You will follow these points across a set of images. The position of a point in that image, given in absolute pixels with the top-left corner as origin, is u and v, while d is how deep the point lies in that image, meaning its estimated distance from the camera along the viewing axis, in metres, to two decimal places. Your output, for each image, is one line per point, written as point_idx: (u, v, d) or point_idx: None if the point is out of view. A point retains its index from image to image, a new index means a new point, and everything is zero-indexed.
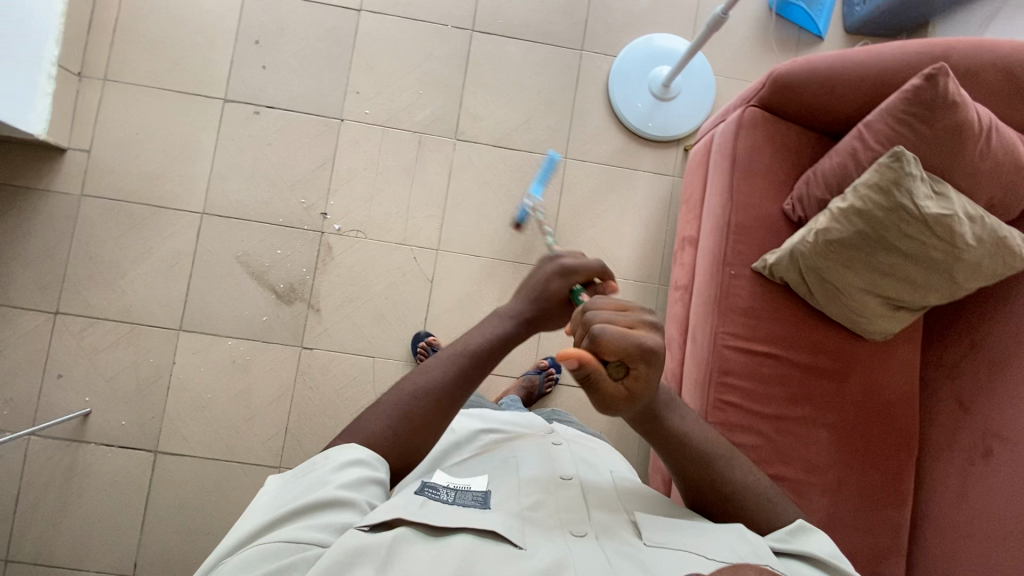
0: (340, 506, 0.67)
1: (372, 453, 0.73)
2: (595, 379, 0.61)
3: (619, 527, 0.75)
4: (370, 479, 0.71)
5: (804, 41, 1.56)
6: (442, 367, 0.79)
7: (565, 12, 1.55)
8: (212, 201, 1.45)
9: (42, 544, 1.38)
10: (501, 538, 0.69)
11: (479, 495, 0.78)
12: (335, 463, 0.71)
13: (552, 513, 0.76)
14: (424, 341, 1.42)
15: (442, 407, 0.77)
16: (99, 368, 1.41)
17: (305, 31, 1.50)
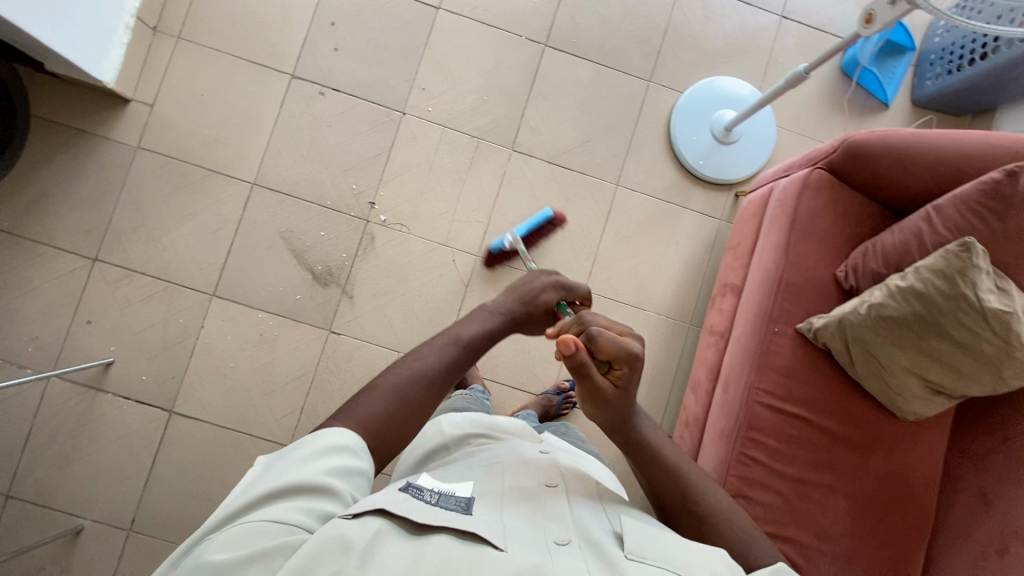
0: (330, 494, 0.63)
1: (360, 440, 0.69)
2: (583, 371, 0.73)
3: (599, 536, 0.70)
4: (357, 467, 0.67)
5: (870, 106, 1.56)
6: (439, 355, 0.80)
7: (639, 41, 1.55)
8: (264, 173, 1.46)
9: (45, 484, 1.38)
10: (482, 539, 0.64)
11: (462, 500, 0.72)
12: (320, 445, 0.67)
13: (534, 519, 0.72)
14: None
15: (436, 390, 0.79)
16: (128, 320, 1.42)
17: (381, 20, 1.50)
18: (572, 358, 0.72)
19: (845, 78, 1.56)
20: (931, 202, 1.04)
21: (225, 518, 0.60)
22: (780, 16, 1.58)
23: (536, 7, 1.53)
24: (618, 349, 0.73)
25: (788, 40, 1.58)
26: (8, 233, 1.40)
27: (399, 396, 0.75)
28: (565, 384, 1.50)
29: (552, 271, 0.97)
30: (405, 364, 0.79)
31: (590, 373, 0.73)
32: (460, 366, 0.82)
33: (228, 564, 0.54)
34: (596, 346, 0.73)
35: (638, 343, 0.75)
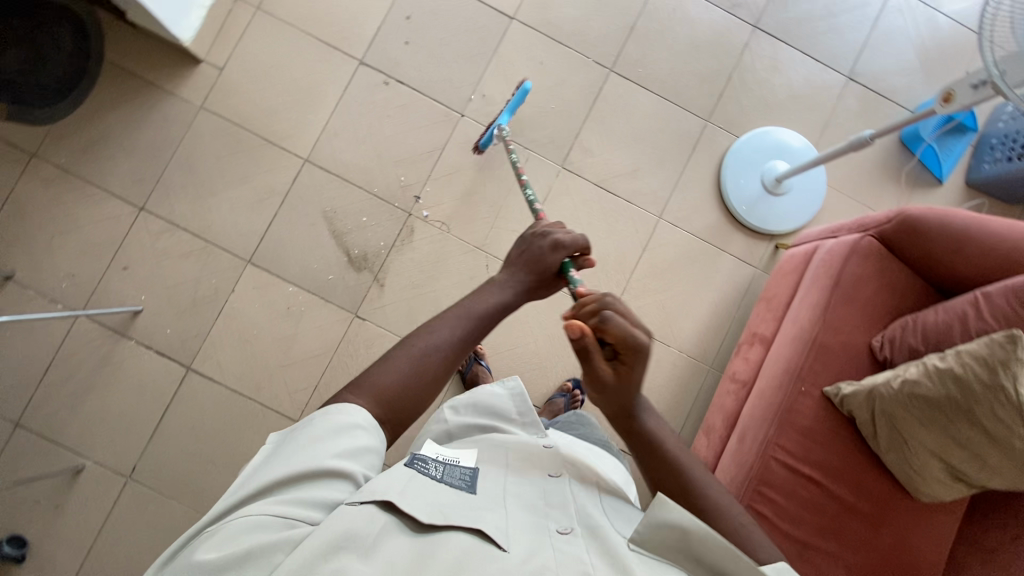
0: (335, 480, 0.61)
1: (366, 417, 0.67)
2: (587, 355, 0.76)
3: (604, 530, 0.67)
4: (366, 446, 0.65)
5: (924, 180, 1.55)
6: (449, 329, 0.79)
7: (703, 80, 1.56)
8: (318, 152, 1.48)
9: (55, 420, 1.40)
10: (488, 538, 0.61)
11: (467, 473, 0.73)
12: (326, 425, 0.65)
13: (538, 513, 0.69)
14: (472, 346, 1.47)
15: (448, 363, 0.77)
16: (162, 272, 1.44)
17: (455, 22, 1.53)
18: (577, 340, 0.75)
19: (903, 149, 1.56)
20: (979, 287, 1.04)
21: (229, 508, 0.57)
22: (847, 78, 1.58)
23: (608, 32, 1.55)
24: (627, 335, 0.75)
25: (850, 102, 1.58)
26: (62, 170, 1.44)
27: (416, 369, 0.74)
28: (569, 384, 1.48)
29: (543, 229, 0.93)
30: (420, 337, 0.77)
31: (594, 357, 0.76)
32: (465, 339, 0.80)
33: (235, 554, 0.52)
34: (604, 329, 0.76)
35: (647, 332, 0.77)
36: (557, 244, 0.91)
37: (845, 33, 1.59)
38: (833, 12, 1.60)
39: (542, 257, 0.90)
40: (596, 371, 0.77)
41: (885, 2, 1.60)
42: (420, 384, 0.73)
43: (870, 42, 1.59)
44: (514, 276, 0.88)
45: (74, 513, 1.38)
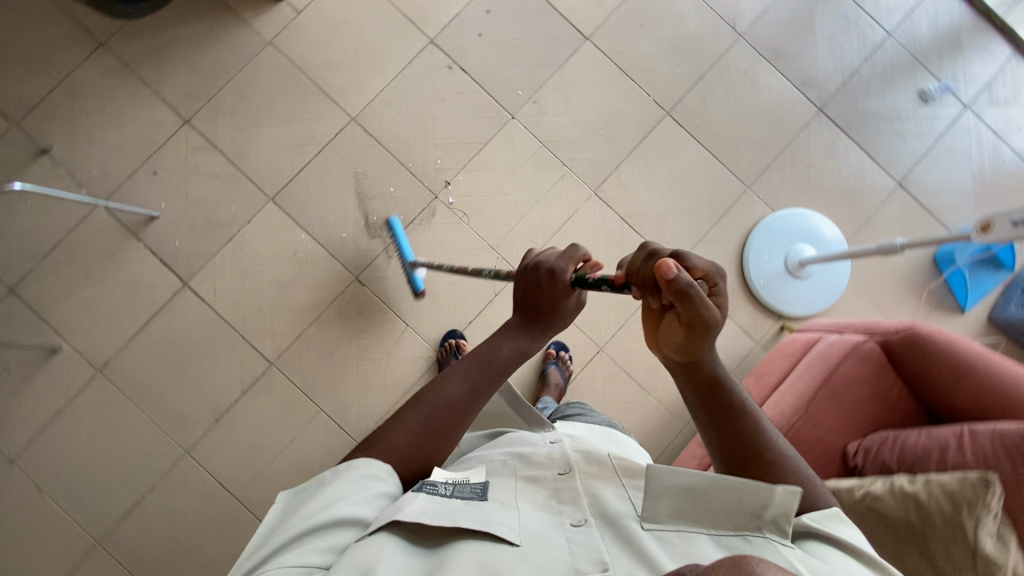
0: (345, 527, 0.62)
1: (380, 467, 0.69)
2: (694, 296, 0.62)
3: (619, 511, 0.69)
4: (379, 494, 0.66)
5: (946, 304, 1.53)
6: (459, 385, 0.78)
7: (755, 147, 1.56)
8: (367, 114, 1.51)
9: (47, 296, 1.43)
10: (498, 538, 0.63)
11: (478, 486, 0.73)
12: (338, 479, 0.67)
13: (552, 508, 0.71)
14: (453, 340, 1.44)
15: (457, 416, 0.76)
16: (188, 186, 1.47)
17: (532, 27, 1.55)
18: (678, 281, 0.61)
19: (933, 268, 1.53)
20: (969, 422, 1.01)
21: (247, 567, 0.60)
22: (897, 184, 1.57)
23: (675, 77, 1.56)
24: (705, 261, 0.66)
25: (894, 208, 1.56)
26: (124, 66, 1.48)
27: (426, 424, 0.74)
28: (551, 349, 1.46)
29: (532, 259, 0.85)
30: (435, 392, 0.77)
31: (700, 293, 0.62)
32: (485, 390, 0.79)
33: None
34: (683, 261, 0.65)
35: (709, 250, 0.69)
36: (559, 266, 0.83)
37: (908, 140, 1.58)
38: (901, 117, 1.58)
39: (550, 293, 0.82)
40: (709, 312, 0.63)
41: (955, 121, 1.59)
42: (428, 426, 0.74)
43: (930, 155, 1.58)
44: (530, 327, 0.84)
45: (38, 390, 1.41)
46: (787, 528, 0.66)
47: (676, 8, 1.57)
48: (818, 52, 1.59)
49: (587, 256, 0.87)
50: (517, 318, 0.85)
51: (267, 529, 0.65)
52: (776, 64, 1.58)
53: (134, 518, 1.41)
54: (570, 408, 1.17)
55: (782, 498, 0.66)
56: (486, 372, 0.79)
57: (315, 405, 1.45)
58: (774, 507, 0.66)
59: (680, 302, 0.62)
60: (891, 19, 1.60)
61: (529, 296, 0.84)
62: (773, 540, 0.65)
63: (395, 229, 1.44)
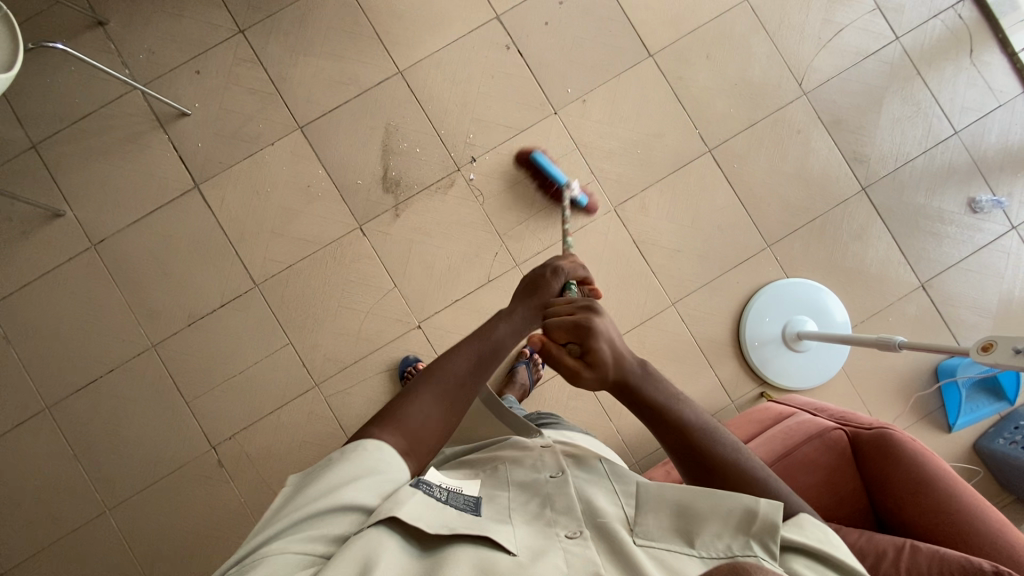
0: (342, 514, 0.60)
1: (390, 451, 0.66)
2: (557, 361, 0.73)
3: (615, 523, 0.66)
4: (387, 479, 0.64)
5: (934, 416, 1.48)
6: (463, 358, 0.78)
7: (786, 208, 1.52)
8: (414, 70, 1.50)
9: (65, 161, 1.46)
10: (497, 547, 0.61)
11: (471, 499, 0.71)
12: (344, 462, 0.63)
13: (544, 521, 0.68)
14: (412, 366, 1.42)
15: (463, 387, 0.76)
16: (225, 94, 1.48)
17: (599, 29, 1.52)
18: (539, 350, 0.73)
19: (932, 378, 1.49)
20: (913, 540, 0.97)
21: (246, 548, 0.57)
22: (919, 285, 1.51)
23: (727, 116, 1.52)
24: (574, 323, 0.74)
25: (909, 307, 1.51)
26: None
27: (433, 396, 0.73)
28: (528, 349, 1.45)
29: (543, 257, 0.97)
30: (436, 369, 0.76)
31: (558, 359, 0.74)
32: (487, 366, 0.79)
33: None
34: (555, 328, 0.75)
35: (594, 307, 0.76)
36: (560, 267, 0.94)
37: (944, 245, 1.52)
38: (944, 220, 1.53)
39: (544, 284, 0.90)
40: (576, 373, 0.73)
41: (997, 238, 1.53)
42: (436, 403, 0.73)
43: (962, 266, 1.52)
44: (526, 307, 0.87)
45: (32, 248, 1.45)
46: (775, 549, 0.62)
47: (747, 49, 1.54)
48: (878, 132, 1.54)
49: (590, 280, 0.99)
50: (514, 299, 0.89)
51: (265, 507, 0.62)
52: (833, 131, 1.53)
53: (86, 394, 1.44)
54: (545, 416, 1.14)
55: (766, 509, 0.63)
56: (487, 348, 0.80)
57: (286, 336, 1.45)
58: (759, 520, 0.63)
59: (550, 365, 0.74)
60: (963, 119, 1.55)
61: (528, 279, 0.92)
62: (762, 558, 0.61)
63: (540, 163, 1.45)
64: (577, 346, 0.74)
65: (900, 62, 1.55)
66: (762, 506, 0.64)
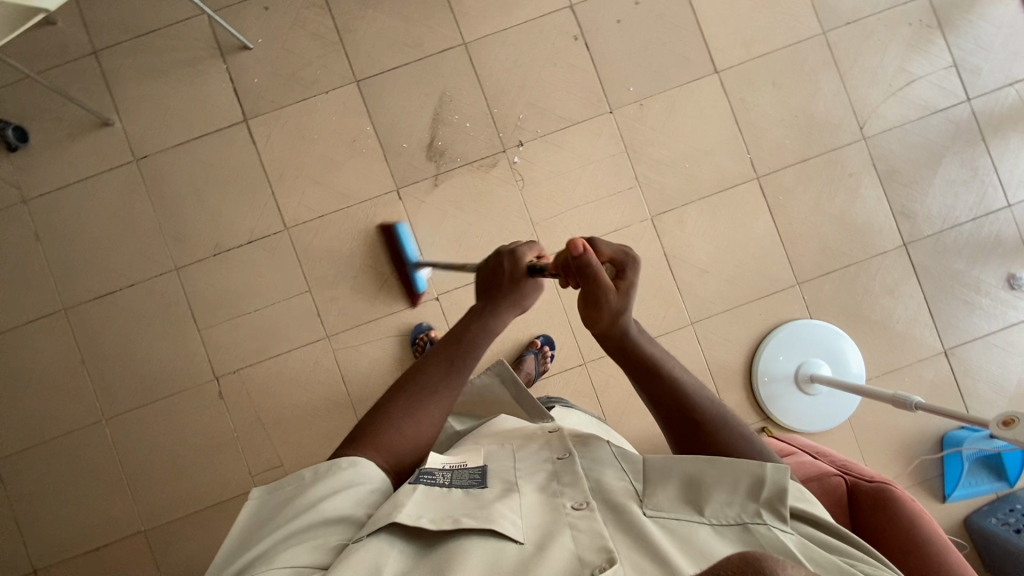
0: (329, 526, 0.61)
1: (369, 464, 0.68)
2: (598, 273, 0.72)
3: (621, 499, 0.65)
4: (368, 490, 0.66)
5: (931, 482, 1.47)
6: (438, 366, 0.79)
7: (822, 249, 1.50)
8: (479, 45, 1.50)
9: (121, 72, 1.47)
10: (503, 535, 0.60)
11: (476, 473, 0.73)
12: (319, 478, 0.65)
13: (549, 492, 0.68)
14: (425, 334, 1.43)
15: (438, 392, 0.77)
16: (288, 35, 1.48)
17: (670, 36, 1.51)
18: (583, 255, 0.71)
19: (936, 445, 1.47)
20: None
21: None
22: (942, 351, 1.49)
23: (781, 146, 1.50)
24: (619, 247, 0.75)
25: (927, 371, 1.49)
26: None
27: (408, 405, 0.75)
28: (539, 341, 1.46)
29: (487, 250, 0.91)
30: (410, 380, 0.78)
31: (599, 275, 0.72)
32: (461, 369, 0.80)
33: None
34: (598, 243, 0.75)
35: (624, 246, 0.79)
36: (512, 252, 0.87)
37: (975, 315, 1.50)
38: (981, 292, 1.50)
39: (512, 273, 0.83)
40: (605, 289, 0.72)
41: None
42: (410, 407, 0.75)
43: (990, 340, 1.50)
44: (500, 311, 0.84)
45: (77, 151, 1.47)
46: (784, 512, 0.63)
47: (814, 83, 1.51)
48: (930, 190, 1.51)
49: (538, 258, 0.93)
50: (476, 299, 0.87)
51: (243, 536, 0.62)
52: (885, 182, 1.51)
53: (102, 304, 1.46)
54: (553, 400, 1.17)
55: (773, 476, 0.65)
56: (462, 355, 0.81)
57: (305, 285, 1.46)
58: (768, 487, 0.64)
59: (583, 278, 0.73)
60: (1019, 192, 1.51)
61: (489, 277, 0.85)
62: (772, 525, 0.62)
63: (399, 233, 1.45)
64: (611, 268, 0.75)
65: (967, 124, 1.52)
66: (770, 471, 0.65)
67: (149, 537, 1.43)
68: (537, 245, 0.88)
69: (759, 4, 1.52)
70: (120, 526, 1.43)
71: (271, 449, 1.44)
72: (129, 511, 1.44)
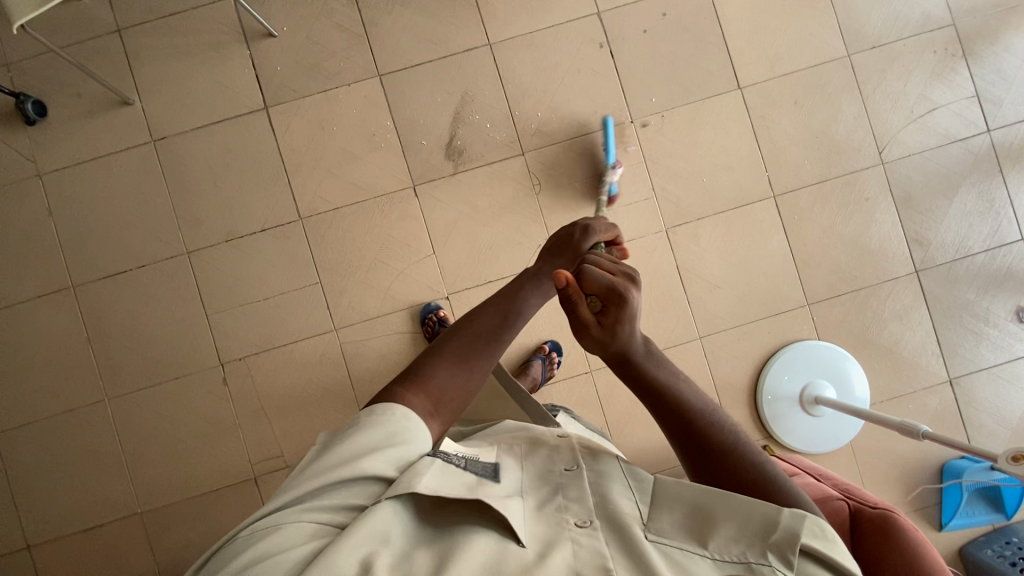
0: (360, 484, 0.59)
1: (417, 421, 0.64)
2: (572, 309, 0.68)
3: (627, 516, 0.62)
4: (408, 449, 0.62)
5: (929, 510, 1.47)
6: (490, 316, 0.76)
7: (834, 272, 1.50)
8: (504, 47, 1.49)
9: (144, 52, 1.47)
10: (511, 534, 0.58)
11: (489, 466, 0.71)
12: (366, 426, 0.62)
13: (552, 506, 0.64)
14: (434, 313, 1.43)
15: (489, 340, 0.74)
16: (314, 25, 1.48)
17: (695, 50, 1.51)
18: (562, 290, 0.68)
19: (936, 474, 1.48)
20: None
21: (263, 512, 0.55)
22: (947, 380, 1.50)
23: (799, 166, 1.50)
24: (608, 281, 0.67)
25: (931, 400, 1.49)
26: None
27: (458, 353, 0.72)
28: (546, 346, 1.46)
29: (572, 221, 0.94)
30: (462, 326, 0.75)
31: (572, 311, 0.68)
32: (514, 325, 0.77)
33: (256, 561, 0.51)
34: (588, 273, 0.68)
35: (636, 274, 0.68)
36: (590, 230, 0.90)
37: (982, 347, 1.50)
38: (990, 323, 1.50)
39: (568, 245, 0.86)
40: (581, 328, 0.68)
41: None
42: (461, 356, 0.72)
43: (995, 372, 1.50)
44: (553, 267, 0.84)
45: (95, 129, 1.46)
46: (794, 560, 0.58)
47: (836, 105, 1.51)
48: (945, 219, 1.51)
49: (619, 241, 0.94)
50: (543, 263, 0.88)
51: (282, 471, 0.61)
52: (900, 208, 1.51)
53: (111, 283, 1.45)
54: (558, 409, 1.17)
55: (787, 521, 0.60)
56: (514, 309, 0.77)
57: (316, 276, 1.46)
58: (778, 531, 0.60)
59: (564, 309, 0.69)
60: None
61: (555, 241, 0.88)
62: (778, 570, 0.58)
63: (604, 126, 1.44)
64: (597, 303, 0.68)
65: (985, 155, 1.52)
66: (783, 515, 0.61)
67: (145, 519, 1.43)
68: (614, 229, 0.91)
69: (786, 23, 1.52)
70: (115, 507, 1.43)
71: (272, 438, 1.44)
72: (126, 493, 1.43)
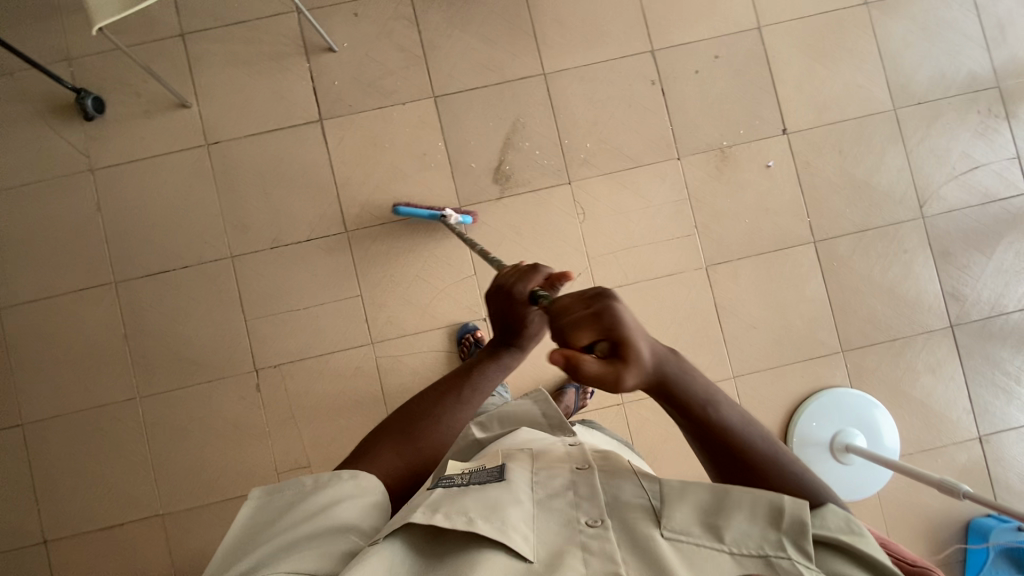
0: (338, 533, 0.62)
1: (365, 477, 0.70)
2: (589, 374, 0.57)
3: (634, 518, 0.62)
4: (370, 501, 0.68)
5: (953, 566, 1.46)
6: (436, 397, 0.82)
7: (870, 321, 1.51)
8: (558, 77, 1.52)
9: (205, 57, 1.49)
10: (514, 550, 0.59)
11: (495, 470, 0.72)
12: (328, 489, 0.68)
13: (564, 503, 0.65)
14: (471, 334, 1.44)
15: (437, 419, 0.80)
16: (374, 42, 1.51)
17: (745, 92, 1.53)
18: (571, 365, 0.57)
19: (960, 529, 1.47)
20: None
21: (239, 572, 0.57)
22: (977, 437, 1.50)
23: (842, 214, 1.52)
24: (594, 321, 0.59)
25: (960, 455, 1.49)
26: None
27: (406, 431, 0.79)
28: None
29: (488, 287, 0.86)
30: (411, 406, 0.82)
31: (596, 372, 0.57)
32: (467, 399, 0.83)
33: None
34: (569, 330, 0.60)
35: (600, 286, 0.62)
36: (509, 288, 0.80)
37: (1013, 405, 1.51)
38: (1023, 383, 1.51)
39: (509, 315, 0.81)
40: (613, 380, 0.58)
41: None
42: (412, 433, 0.79)
43: None
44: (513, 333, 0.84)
45: (151, 129, 1.49)
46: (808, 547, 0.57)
47: (880, 156, 1.54)
48: (982, 276, 1.52)
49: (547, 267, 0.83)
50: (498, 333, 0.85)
51: (244, 544, 0.63)
52: (938, 262, 1.52)
53: (153, 281, 1.46)
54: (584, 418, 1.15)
55: (791, 506, 0.59)
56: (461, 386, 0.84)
57: (356, 288, 1.47)
58: (786, 517, 0.59)
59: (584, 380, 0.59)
60: None
61: (497, 316, 0.83)
62: (796, 560, 0.56)
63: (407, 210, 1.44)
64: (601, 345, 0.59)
65: None
66: (785, 501, 0.60)
67: (166, 522, 1.42)
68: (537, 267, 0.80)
69: (835, 73, 1.54)
70: (138, 507, 1.42)
71: (300, 448, 1.44)
72: (149, 493, 1.42)
